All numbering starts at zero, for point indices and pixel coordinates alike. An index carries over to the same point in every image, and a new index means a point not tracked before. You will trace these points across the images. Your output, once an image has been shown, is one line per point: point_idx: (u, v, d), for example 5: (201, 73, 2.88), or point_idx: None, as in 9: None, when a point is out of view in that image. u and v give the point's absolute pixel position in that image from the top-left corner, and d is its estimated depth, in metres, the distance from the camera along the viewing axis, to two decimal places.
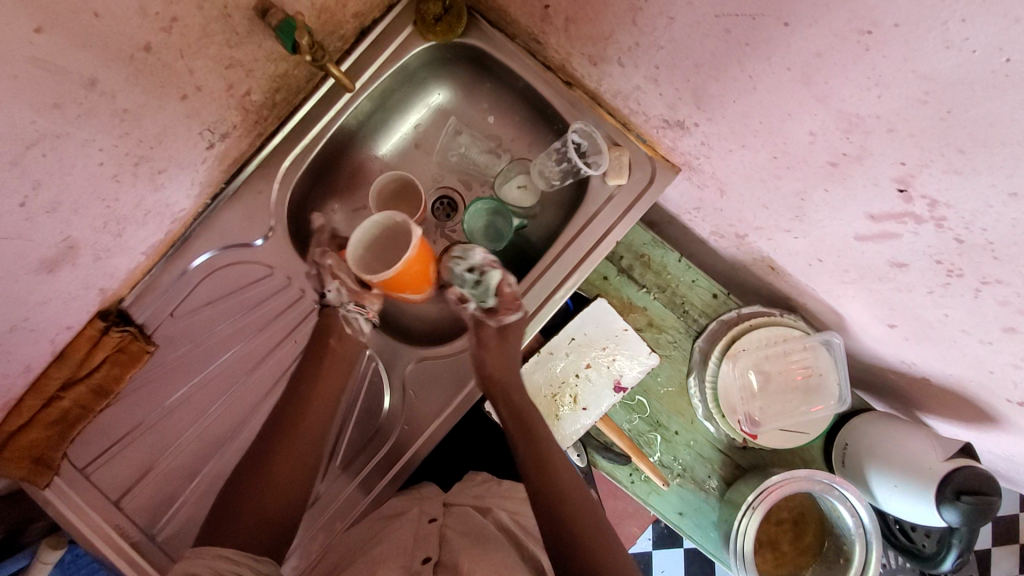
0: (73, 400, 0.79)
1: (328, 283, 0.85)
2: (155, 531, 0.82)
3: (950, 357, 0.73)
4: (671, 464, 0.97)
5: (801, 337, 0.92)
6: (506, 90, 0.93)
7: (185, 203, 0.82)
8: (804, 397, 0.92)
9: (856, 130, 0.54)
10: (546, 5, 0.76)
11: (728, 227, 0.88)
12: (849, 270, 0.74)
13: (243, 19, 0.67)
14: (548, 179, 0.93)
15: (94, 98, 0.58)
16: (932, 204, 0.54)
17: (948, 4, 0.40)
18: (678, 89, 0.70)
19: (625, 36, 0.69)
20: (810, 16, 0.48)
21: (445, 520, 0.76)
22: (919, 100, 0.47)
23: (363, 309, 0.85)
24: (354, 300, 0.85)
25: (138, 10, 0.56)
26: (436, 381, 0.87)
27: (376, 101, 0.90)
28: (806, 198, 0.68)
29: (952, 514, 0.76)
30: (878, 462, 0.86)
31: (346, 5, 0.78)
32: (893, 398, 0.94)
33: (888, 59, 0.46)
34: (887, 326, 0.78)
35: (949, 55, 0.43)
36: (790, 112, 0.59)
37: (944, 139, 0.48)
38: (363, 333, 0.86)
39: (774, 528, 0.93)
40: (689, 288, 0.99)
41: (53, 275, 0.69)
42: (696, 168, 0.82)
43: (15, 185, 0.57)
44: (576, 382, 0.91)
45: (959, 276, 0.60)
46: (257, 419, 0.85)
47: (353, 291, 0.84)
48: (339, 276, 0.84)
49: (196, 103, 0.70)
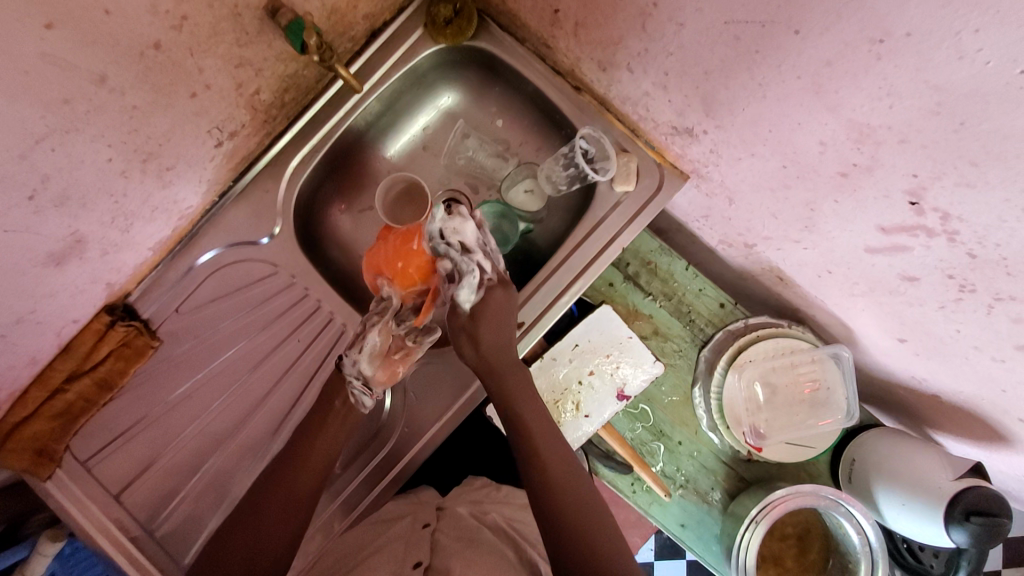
0: (78, 393, 0.80)
1: (356, 349, 0.77)
2: (154, 526, 0.82)
3: (961, 374, 0.71)
4: (674, 475, 0.96)
5: (808, 350, 0.91)
6: (515, 95, 0.93)
7: (192, 200, 0.82)
8: (811, 411, 0.90)
9: (867, 141, 0.53)
10: (556, 10, 0.75)
11: (736, 235, 0.87)
12: (858, 282, 0.72)
13: (253, 19, 0.67)
14: (556, 184, 0.92)
15: (104, 94, 0.59)
16: (944, 217, 0.53)
17: (962, 14, 0.39)
18: (687, 96, 0.69)
19: (634, 41, 0.68)
20: (820, 25, 0.48)
21: (438, 524, 0.78)
22: (931, 111, 0.46)
23: (369, 389, 0.78)
24: (361, 379, 0.77)
25: (149, 8, 0.56)
26: (439, 383, 0.86)
27: (384, 103, 0.90)
28: (816, 208, 0.67)
29: (960, 534, 0.75)
30: (885, 479, 0.85)
31: (356, 6, 0.78)
32: (902, 413, 0.92)
33: (900, 68, 0.45)
34: (897, 340, 0.77)
35: (962, 65, 0.42)
36: (799, 121, 0.58)
37: (957, 152, 0.47)
38: (365, 408, 0.79)
39: (777, 543, 0.91)
40: (696, 296, 0.98)
41: (60, 268, 0.69)
42: (704, 176, 0.81)
43: (24, 178, 0.57)
44: (579, 389, 0.90)
45: (972, 291, 0.58)
46: (259, 417, 0.86)
47: (375, 370, 0.77)
48: (359, 347, 0.77)
49: (205, 101, 0.70)
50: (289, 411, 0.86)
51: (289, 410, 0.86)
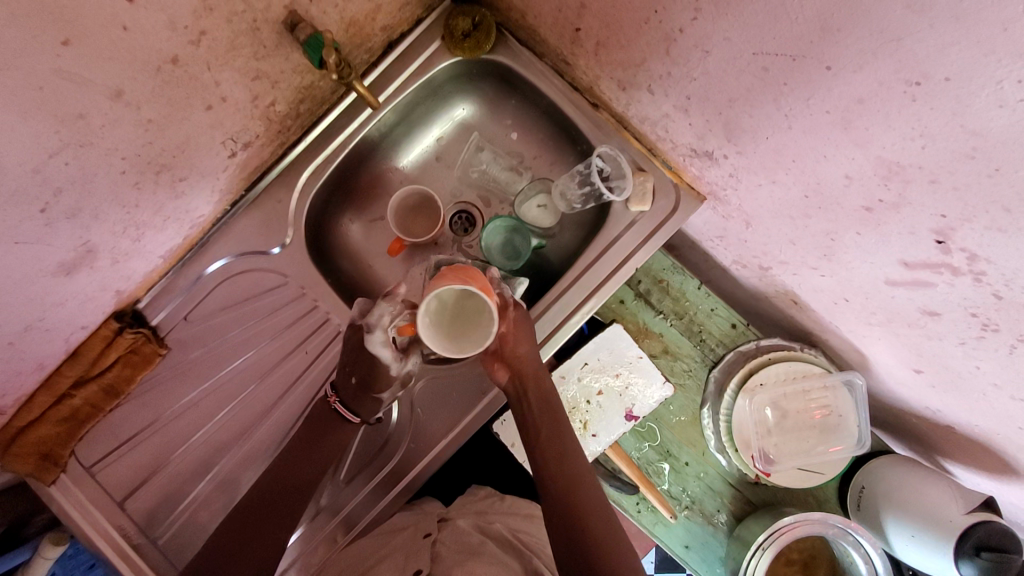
0: (84, 399, 0.80)
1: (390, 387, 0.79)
2: (156, 534, 0.82)
3: (979, 410, 0.70)
4: (680, 495, 0.95)
5: (821, 376, 0.89)
6: (531, 108, 0.92)
7: (204, 209, 0.81)
8: (821, 437, 0.89)
9: (895, 178, 0.52)
10: (577, 28, 0.74)
11: (752, 258, 0.86)
12: (876, 312, 0.71)
13: (271, 33, 0.66)
14: (570, 202, 0.91)
15: (119, 109, 0.58)
16: (971, 257, 0.51)
17: (1005, 64, 0.38)
18: (708, 121, 0.68)
19: (657, 64, 0.67)
20: (855, 63, 0.47)
21: (440, 535, 0.78)
22: (965, 155, 0.45)
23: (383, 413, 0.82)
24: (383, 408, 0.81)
25: (168, 24, 0.56)
26: (443, 399, 0.85)
27: (400, 114, 0.90)
28: (836, 238, 0.66)
29: (970, 569, 0.74)
30: (894, 508, 0.84)
31: (375, 19, 0.77)
32: (914, 441, 0.91)
33: (935, 111, 0.44)
34: (913, 371, 0.75)
35: (1001, 114, 0.40)
36: (825, 154, 0.57)
37: (990, 197, 0.46)
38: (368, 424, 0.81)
39: (783, 568, 0.89)
40: (707, 316, 0.97)
41: (70, 278, 0.69)
42: (722, 199, 0.80)
43: (37, 192, 0.57)
44: (587, 409, 0.89)
45: (995, 331, 0.57)
46: (264, 429, 0.85)
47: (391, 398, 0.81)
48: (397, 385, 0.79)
49: (220, 113, 0.70)
50: (295, 423, 0.85)
51: (295, 422, 0.85)
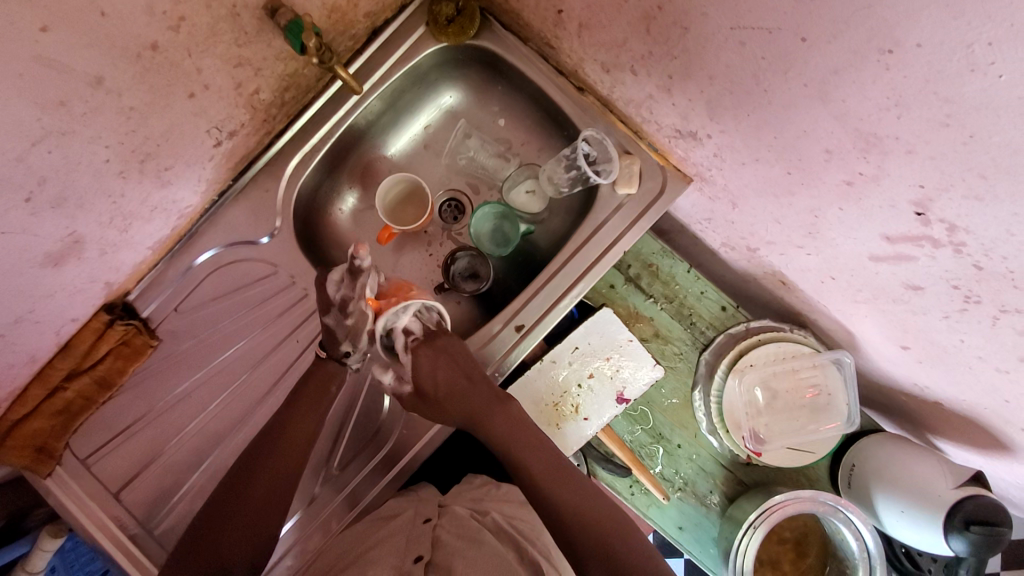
0: (77, 392, 0.80)
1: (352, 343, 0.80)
2: (152, 524, 0.82)
3: (964, 383, 0.70)
4: (673, 477, 0.96)
5: (811, 355, 0.89)
6: (517, 94, 0.92)
7: (191, 200, 0.81)
8: (811, 416, 0.90)
9: (873, 150, 0.52)
10: (560, 11, 0.74)
11: (739, 239, 0.86)
12: (862, 289, 0.72)
13: (252, 18, 0.66)
14: (557, 185, 0.91)
15: (101, 96, 0.58)
16: (951, 228, 0.52)
17: (975, 27, 0.38)
18: (691, 99, 0.68)
19: (638, 44, 0.67)
20: (829, 33, 0.47)
21: (440, 520, 0.75)
22: (941, 122, 0.45)
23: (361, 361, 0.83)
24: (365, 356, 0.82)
25: (146, 9, 0.56)
26: (454, 358, 0.81)
27: (386, 102, 0.90)
28: (820, 215, 0.66)
29: (960, 543, 0.75)
30: (884, 485, 0.84)
31: (358, 5, 0.77)
32: (904, 419, 0.91)
33: (909, 79, 0.44)
34: (900, 347, 0.76)
35: (974, 78, 0.40)
36: (805, 129, 0.57)
37: (966, 165, 0.46)
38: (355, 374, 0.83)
39: (776, 546, 0.90)
40: (697, 299, 0.98)
41: (58, 268, 0.69)
42: (708, 180, 0.81)
43: (21, 180, 0.57)
44: (578, 393, 0.89)
45: (977, 303, 0.57)
46: (256, 418, 0.85)
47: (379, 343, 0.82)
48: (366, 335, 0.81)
49: (203, 101, 0.70)
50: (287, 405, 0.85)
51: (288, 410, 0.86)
